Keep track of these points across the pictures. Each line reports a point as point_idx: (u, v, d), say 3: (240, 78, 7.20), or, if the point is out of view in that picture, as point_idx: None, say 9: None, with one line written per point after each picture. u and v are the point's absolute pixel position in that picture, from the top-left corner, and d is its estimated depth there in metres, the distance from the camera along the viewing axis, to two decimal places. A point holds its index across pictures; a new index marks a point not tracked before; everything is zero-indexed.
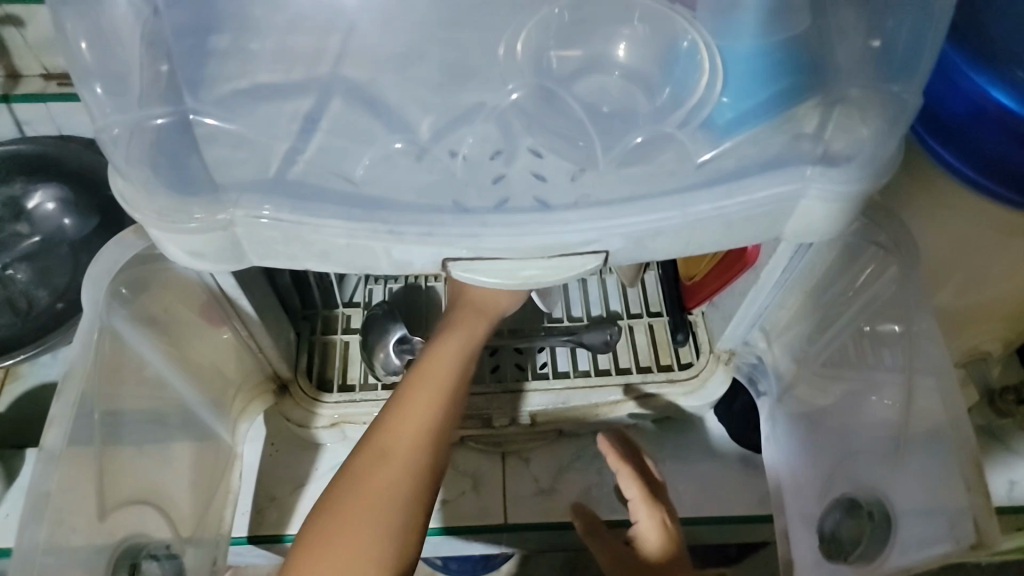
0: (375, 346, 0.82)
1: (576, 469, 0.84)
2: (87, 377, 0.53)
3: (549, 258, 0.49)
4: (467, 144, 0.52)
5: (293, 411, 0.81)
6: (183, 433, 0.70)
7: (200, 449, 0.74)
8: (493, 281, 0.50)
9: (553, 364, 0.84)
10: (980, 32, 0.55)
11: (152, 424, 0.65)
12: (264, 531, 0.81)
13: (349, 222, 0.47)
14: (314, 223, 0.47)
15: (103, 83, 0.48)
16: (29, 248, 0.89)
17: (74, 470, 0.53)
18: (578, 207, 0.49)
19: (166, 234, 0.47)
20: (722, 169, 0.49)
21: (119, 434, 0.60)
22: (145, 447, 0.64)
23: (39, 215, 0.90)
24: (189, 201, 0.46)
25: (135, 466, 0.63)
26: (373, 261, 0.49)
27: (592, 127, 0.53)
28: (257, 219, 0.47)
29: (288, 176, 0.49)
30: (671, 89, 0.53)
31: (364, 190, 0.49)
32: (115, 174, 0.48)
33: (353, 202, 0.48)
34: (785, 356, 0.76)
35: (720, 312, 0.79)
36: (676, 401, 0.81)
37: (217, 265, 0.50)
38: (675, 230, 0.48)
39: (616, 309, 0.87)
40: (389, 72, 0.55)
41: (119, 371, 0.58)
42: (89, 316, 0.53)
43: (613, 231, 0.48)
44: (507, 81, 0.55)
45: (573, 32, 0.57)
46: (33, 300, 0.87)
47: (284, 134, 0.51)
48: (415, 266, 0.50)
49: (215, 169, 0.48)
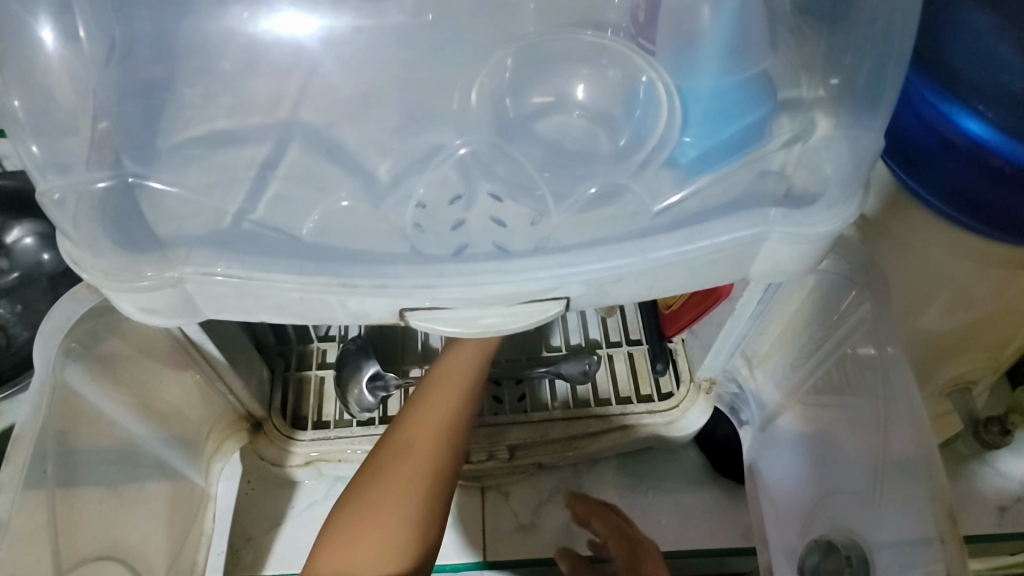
0: (348, 382, 0.80)
1: (557, 502, 0.83)
2: (41, 434, 0.53)
3: (509, 305, 0.48)
4: (425, 189, 0.51)
5: (267, 450, 0.80)
6: (150, 479, 0.68)
7: (171, 492, 0.72)
8: (455, 330, 0.48)
9: (531, 396, 0.83)
10: (949, 61, 0.53)
11: (116, 470, 0.64)
12: (240, 571, 0.79)
13: (301, 275, 0.46)
14: (265, 278, 0.45)
15: (40, 142, 0.45)
16: (8, 283, 0.87)
17: (29, 530, 0.52)
18: (538, 253, 0.47)
19: (114, 292, 0.45)
20: (686, 211, 0.48)
21: (81, 484, 0.59)
22: (111, 496, 0.63)
23: (17, 249, 0.88)
24: (137, 258, 0.45)
25: (98, 517, 0.61)
26: (328, 313, 0.48)
27: (553, 168, 0.52)
28: (210, 277, 0.45)
29: (242, 227, 0.48)
30: (632, 129, 0.52)
31: (319, 241, 0.48)
32: (62, 235, 0.46)
33: (307, 253, 0.47)
34: (768, 385, 0.75)
35: (699, 341, 0.78)
36: (657, 431, 0.81)
37: (172, 320, 0.49)
38: (638, 275, 0.47)
39: (595, 337, 0.86)
40: (348, 115, 0.55)
41: (76, 423, 0.58)
42: (40, 373, 0.54)
43: (572, 279, 0.47)
44: (466, 122, 0.54)
45: (536, 70, 0.57)
46: (13, 336, 0.85)
47: (239, 182, 0.50)
48: (372, 317, 0.48)
49: (165, 223, 0.47)
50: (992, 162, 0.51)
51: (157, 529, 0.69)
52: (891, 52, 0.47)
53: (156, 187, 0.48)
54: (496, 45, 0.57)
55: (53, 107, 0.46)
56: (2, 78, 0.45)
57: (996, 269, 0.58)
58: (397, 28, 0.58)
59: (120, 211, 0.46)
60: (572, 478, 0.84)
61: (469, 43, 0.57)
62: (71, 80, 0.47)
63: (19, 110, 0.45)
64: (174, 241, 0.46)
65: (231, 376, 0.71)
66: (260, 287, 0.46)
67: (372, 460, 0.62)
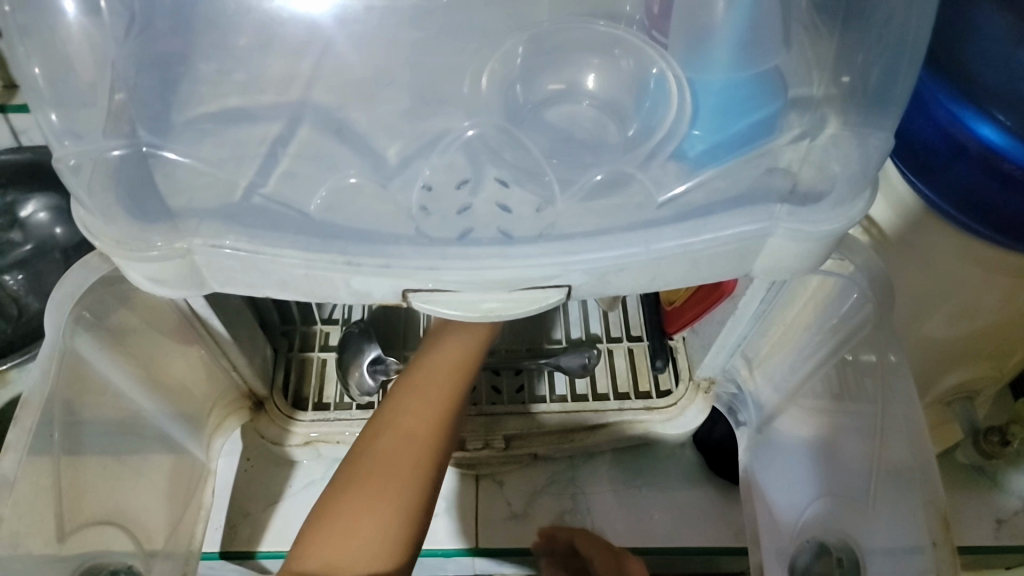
0: (349, 365, 0.81)
1: (551, 493, 0.83)
2: (47, 399, 0.54)
3: (510, 291, 0.48)
4: (433, 172, 0.51)
5: (268, 428, 0.81)
6: (153, 449, 0.69)
7: (173, 463, 0.73)
8: (454, 313, 0.48)
9: (530, 387, 0.83)
10: (962, 64, 0.53)
11: (120, 438, 0.65)
12: (236, 546, 0.80)
13: (306, 252, 0.46)
14: (271, 253, 0.46)
15: (59, 110, 0.46)
16: (21, 255, 0.89)
17: (31, 492, 0.53)
18: (541, 240, 0.48)
19: (124, 261, 0.46)
20: (690, 204, 0.48)
21: (85, 450, 0.60)
22: (113, 463, 0.64)
23: (31, 222, 0.89)
24: (147, 229, 0.45)
25: (99, 485, 0.62)
26: (332, 291, 0.48)
27: (560, 157, 0.52)
28: (217, 249, 0.46)
29: (252, 202, 0.48)
30: (641, 121, 0.53)
31: (325, 219, 0.49)
32: (76, 203, 0.46)
33: (314, 230, 0.48)
34: (766, 386, 0.75)
35: (699, 340, 0.78)
36: (653, 429, 0.81)
37: (178, 291, 0.49)
38: (640, 266, 0.47)
39: (596, 331, 0.86)
40: (360, 96, 0.55)
41: (82, 389, 0.58)
42: (49, 338, 0.54)
43: (574, 267, 0.47)
44: (477, 108, 0.54)
45: (548, 60, 0.57)
46: (24, 307, 0.86)
47: (250, 158, 0.51)
48: (375, 297, 0.49)
49: (174, 195, 0.47)
50: (1004, 167, 0.51)
51: (158, 500, 0.70)
52: (902, 55, 0.47)
53: (168, 159, 0.49)
54: (510, 33, 0.57)
55: (72, 76, 0.47)
56: (21, 45, 0.45)
57: (1002, 277, 0.58)
58: (412, 13, 0.59)
59: (132, 180, 0.47)
60: (567, 471, 0.84)
61: (483, 29, 0.58)
62: (87, 50, 0.48)
63: (38, 78, 0.45)
64: (183, 214, 0.47)
65: (237, 354, 0.72)
66: (265, 261, 0.46)
67: (357, 457, 0.62)
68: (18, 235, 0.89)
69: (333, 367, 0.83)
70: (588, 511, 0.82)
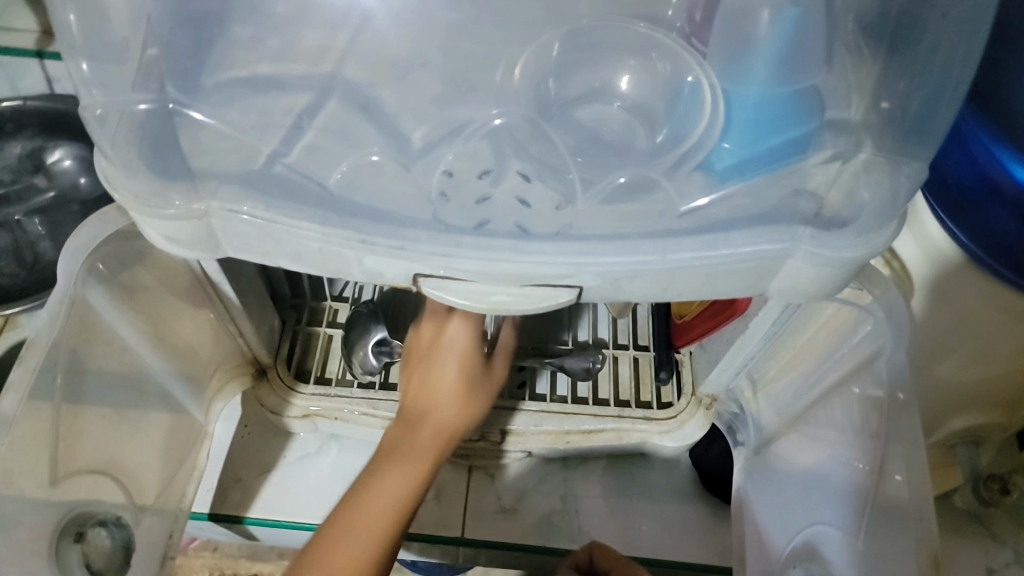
0: (354, 344, 0.80)
1: (541, 492, 0.83)
2: (54, 343, 0.54)
3: (520, 286, 0.48)
4: (456, 159, 0.51)
5: (267, 398, 0.81)
6: (153, 405, 0.69)
7: (171, 421, 0.73)
8: (461, 302, 0.48)
9: (531, 385, 0.83)
10: (1005, 103, 0.52)
11: (122, 391, 0.65)
12: (227, 509, 0.81)
13: (321, 226, 0.46)
14: (287, 223, 0.46)
15: (91, 60, 0.47)
16: (43, 202, 0.89)
17: (29, 436, 0.53)
18: (557, 238, 0.47)
19: (142, 216, 0.46)
20: (712, 218, 0.48)
21: (86, 399, 0.60)
22: (111, 417, 0.64)
23: (55, 170, 0.90)
24: (167, 187, 0.46)
25: (95, 435, 0.62)
26: (343, 267, 0.48)
27: (587, 156, 0.51)
28: (235, 214, 0.46)
29: (273, 170, 0.48)
30: (670, 128, 0.52)
31: (344, 195, 0.48)
32: (99, 154, 0.47)
33: (330, 205, 0.47)
34: (769, 410, 0.74)
35: (707, 355, 0.77)
36: (650, 440, 0.80)
37: (191, 252, 0.49)
38: (653, 274, 0.47)
39: (604, 336, 0.85)
40: (390, 75, 0.55)
41: (89, 339, 0.59)
42: (61, 285, 0.55)
43: (587, 268, 0.46)
44: (506, 99, 0.54)
45: (583, 57, 0.56)
46: (41, 252, 0.89)
47: (276, 126, 0.50)
48: (386, 278, 0.49)
49: (197, 156, 0.48)
50: None
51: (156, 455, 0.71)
52: (945, 88, 0.46)
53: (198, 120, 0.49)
54: (547, 26, 0.57)
55: (105, 26, 0.47)
56: None
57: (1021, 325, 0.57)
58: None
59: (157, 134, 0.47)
60: (560, 472, 0.84)
61: (521, 20, 0.57)
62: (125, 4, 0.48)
63: (72, 25, 0.46)
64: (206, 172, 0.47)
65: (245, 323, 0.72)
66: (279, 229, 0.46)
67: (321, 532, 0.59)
68: (37, 182, 0.90)
69: (338, 343, 0.83)
70: (576, 514, 0.82)
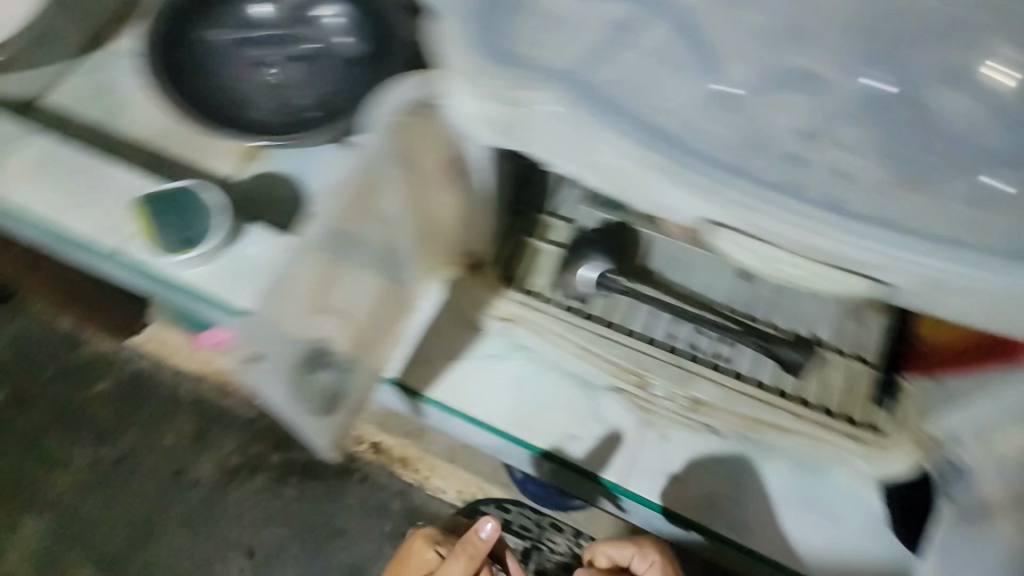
0: (570, 265, 0.88)
1: (711, 471, 0.87)
2: (341, 194, 0.57)
3: (830, 268, 0.52)
4: (761, 128, 0.57)
5: (479, 294, 0.86)
6: (384, 269, 0.72)
7: (388, 289, 0.75)
8: (746, 258, 0.54)
9: (725, 355, 0.87)
10: None
11: (376, 252, 0.68)
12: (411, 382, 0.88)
13: (632, 149, 0.52)
14: (597, 131, 0.52)
15: None
16: (306, 52, 0.85)
17: (308, 269, 0.59)
18: (865, 223, 0.50)
19: (461, 89, 0.55)
20: (1004, 248, 0.50)
21: (351, 255, 0.64)
22: (360, 273, 0.68)
23: (324, 24, 0.86)
24: (498, 72, 0.54)
25: (346, 289, 0.66)
26: (639, 192, 0.54)
27: (893, 162, 0.56)
28: (549, 110, 0.53)
29: (579, 77, 0.55)
30: (976, 150, 0.56)
31: (655, 122, 0.55)
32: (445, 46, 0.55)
33: (635, 127, 0.54)
34: (996, 477, 0.72)
35: (948, 397, 0.79)
36: (852, 460, 0.82)
37: (494, 134, 0.57)
38: (941, 286, 0.50)
39: (816, 334, 0.89)
40: (720, 46, 0.61)
41: (368, 195, 0.61)
42: (375, 133, 0.58)
43: (899, 265, 0.49)
44: (823, 94, 0.60)
45: (895, 64, 0.61)
46: (297, 103, 0.83)
47: (593, 43, 0.59)
48: (669, 212, 0.54)
49: (521, 47, 0.57)
50: None
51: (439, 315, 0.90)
52: None
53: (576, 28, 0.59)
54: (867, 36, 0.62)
55: None
56: None
57: None
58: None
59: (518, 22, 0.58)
60: (743, 454, 0.87)
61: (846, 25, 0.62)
62: None
63: None
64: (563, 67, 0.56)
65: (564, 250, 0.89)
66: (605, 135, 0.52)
67: None
68: (316, 25, 0.86)
69: (569, 233, 0.91)
70: (740, 500, 0.86)
